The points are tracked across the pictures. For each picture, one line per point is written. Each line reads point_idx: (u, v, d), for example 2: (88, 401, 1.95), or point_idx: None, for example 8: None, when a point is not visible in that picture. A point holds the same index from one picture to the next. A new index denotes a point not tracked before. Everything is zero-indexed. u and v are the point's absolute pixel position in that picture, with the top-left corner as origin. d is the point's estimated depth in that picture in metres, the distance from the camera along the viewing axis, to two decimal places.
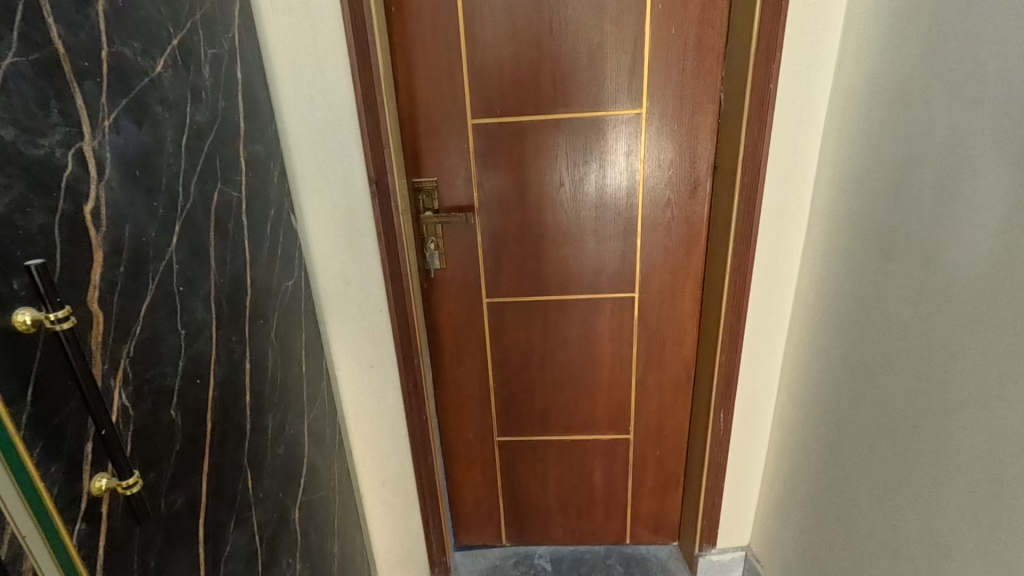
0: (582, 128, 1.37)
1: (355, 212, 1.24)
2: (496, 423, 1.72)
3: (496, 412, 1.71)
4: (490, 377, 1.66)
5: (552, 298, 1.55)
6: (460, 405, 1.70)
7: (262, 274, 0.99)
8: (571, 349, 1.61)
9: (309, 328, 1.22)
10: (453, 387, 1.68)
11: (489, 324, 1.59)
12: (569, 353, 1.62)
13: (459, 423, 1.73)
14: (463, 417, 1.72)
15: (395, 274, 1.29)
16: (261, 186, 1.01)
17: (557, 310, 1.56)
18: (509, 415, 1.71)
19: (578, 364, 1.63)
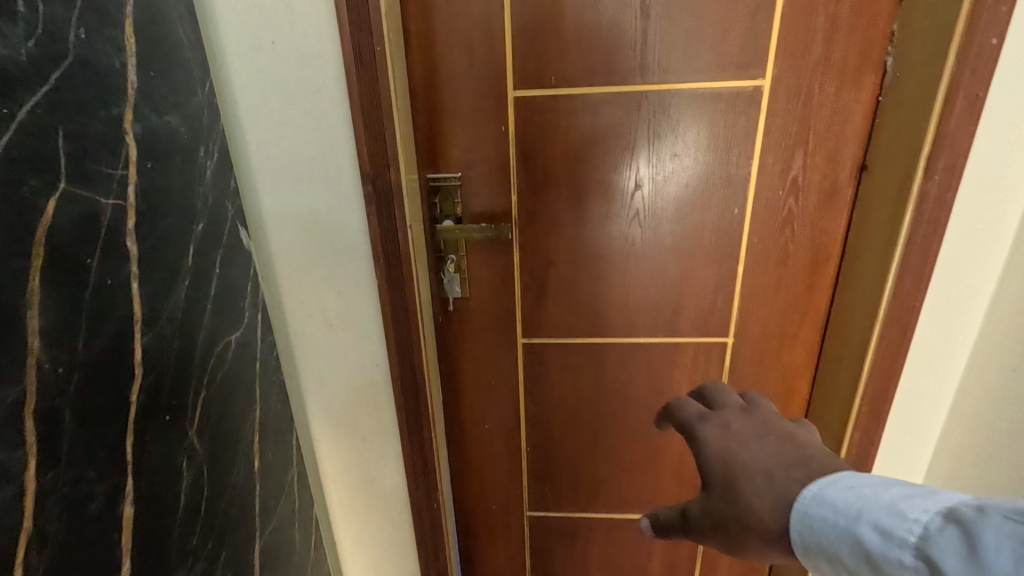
0: (671, 109, 0.95)
1: (342, 226, 0.83)
2: (527, 494, 1.32)
3: (529, 482, 1.31)
4: (523, 439, 1.26)
5: (610, 341, 1.13)
6: (483, 472, 1.30)
7: (170, 340, 0.58)
8: (632, 407, 1.20)
9: (267, 395, 0.82)
10: (474, 450, 1.27)
11: (524, 372, 1.18)
12: (628, 412, 1.21)
13: (478, 493, 1.33)
14: (486, 486, 1.32)
15: (400, 314, 0.89)
16: (175, 189, 0.60)
17: (616, 358, 1.15)
18: (545, 485, 1.31)
19: (640, 426, 1.22)
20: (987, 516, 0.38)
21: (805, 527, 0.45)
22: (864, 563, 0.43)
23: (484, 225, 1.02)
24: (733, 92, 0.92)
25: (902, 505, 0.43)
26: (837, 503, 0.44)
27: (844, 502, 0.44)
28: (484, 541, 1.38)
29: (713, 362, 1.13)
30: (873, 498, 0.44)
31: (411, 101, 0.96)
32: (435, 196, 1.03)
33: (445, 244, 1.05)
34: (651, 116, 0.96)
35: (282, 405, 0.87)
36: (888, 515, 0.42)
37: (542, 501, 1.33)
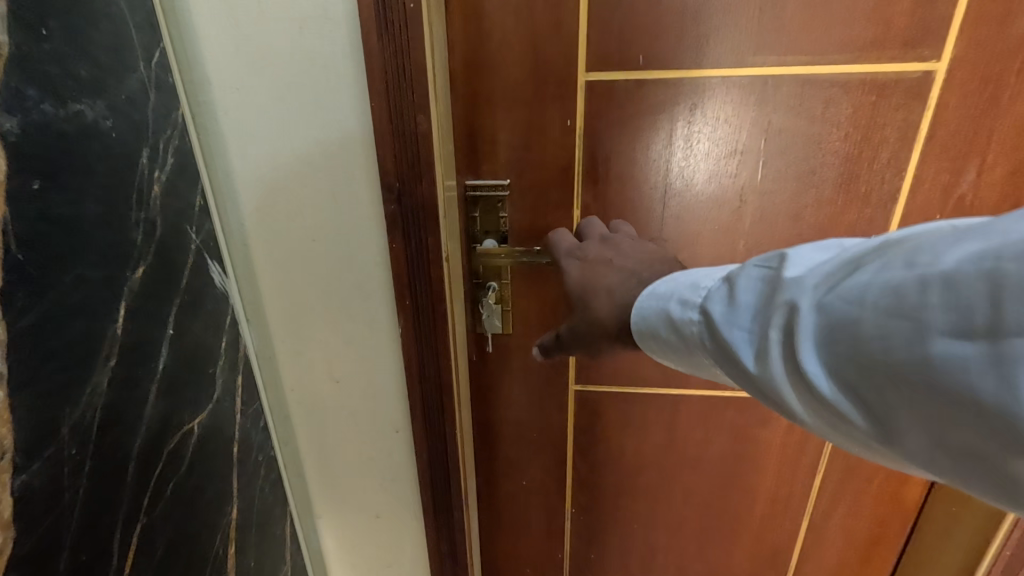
0: (800, 102, 0.70)
1: (355, 256, 0.61)
2: (568, 558, 1.08)
3: (573, 552, 1.08)
4: (570, 502, 1.03)
5: (687, 391, 0.91)
6: (518, 539, 1.07)
7: (75, 467, 0.37)
8: (706, 471, 0.97)
9: (251, 487, 0.60)
10: (509, 514, 1.05)
11: (574, 419, 0.95)
12: (700, 476, 0.98)
13: (509, 556, 1.09)
14: (521, 555, 1.09)
15: (428, 373, 0.66)
16: (89, 223, 0.38)
17: (692, 412, 0.92)
18: (590, 553, 1.07)
19: (713, 493, 1.00)
20: (746, 268, 0.39)
21: (637, 320, 0.46)
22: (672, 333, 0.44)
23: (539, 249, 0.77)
24: (892, 80, 0.67)
25: (693, 277, 0.45)
26: (657, 292, 0.46)
27: (665, 290, 0.45)
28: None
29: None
30: (679, 278, 0.46)
31: (448, 84, 0.72)
32: (473, 207, 0.78)
33: (486, 269, 0.81)
34: (771, 112, 0.70)
35: (273, 491, 0.65)
36: (681, 286, 0.45)
37: (585, 568, 1.09)
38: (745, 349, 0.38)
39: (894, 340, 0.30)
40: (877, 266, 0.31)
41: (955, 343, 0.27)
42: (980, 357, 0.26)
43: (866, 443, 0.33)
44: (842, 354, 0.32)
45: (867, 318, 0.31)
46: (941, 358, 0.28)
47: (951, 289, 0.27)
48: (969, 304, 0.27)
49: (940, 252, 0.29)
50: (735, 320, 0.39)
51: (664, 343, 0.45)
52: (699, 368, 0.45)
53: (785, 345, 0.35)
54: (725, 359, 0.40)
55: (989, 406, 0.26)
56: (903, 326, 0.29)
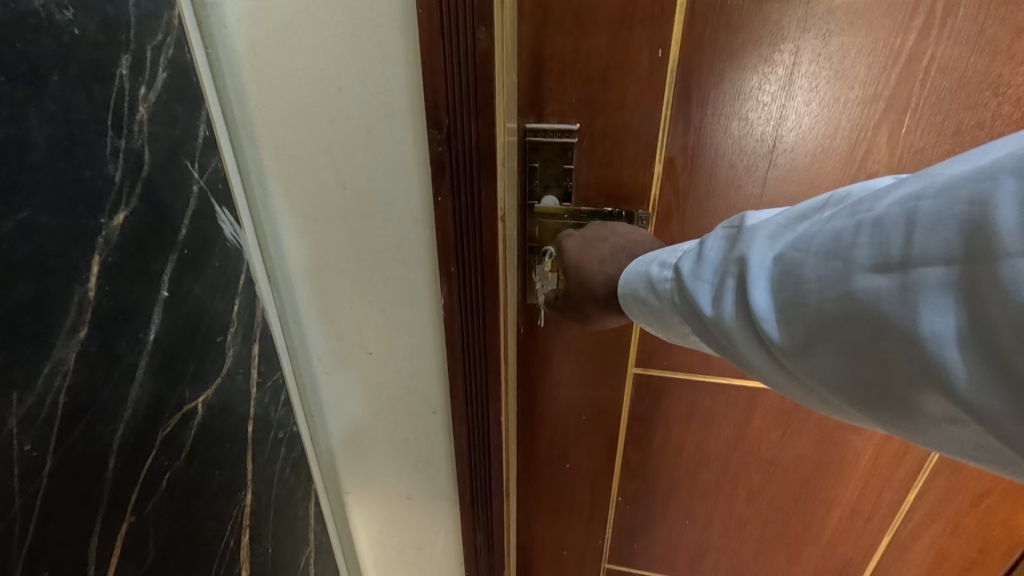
0: (981, 30, 0.52)
1: (391, 210, 0.50)
2: (609, 546, 1.00)
3: (615, 543, 0.99)
4: (616, 493, 0.93)
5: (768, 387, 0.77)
6: (556, 526, 0.99)
7: (30, 470, 0.29)
8: (777, 475, 0.85)
9: (269, 470, 0.53)
10: (548, 500, 0.96)
11: (630, 407, 0.83)
12: (770, 479, 0.86)
13: (545, 542, 1.01)
14: (559, 541, 1.01)
15: (473, 352, 0.56)
16: (38, 153, 0.28)
17: (770, 411, 0.79)
18: (633, 542, 0.99)
19: (782, 498, 0.88)
20: (712, 231, 0.40)
21: (623, 286, 0.49)
22: (650, 293, 0.45)
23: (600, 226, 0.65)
24: None
25: (677, 245, 0.45)
26: (643, 260, 0.48)
27: (648, 257, 0.47)
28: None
29: None
30: (665, 248, 0.47)
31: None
32: (533, 157, 0.65)
33: (544, 232, 0.68)
34: (935, 44, 0.53)
35: (295, 473, 0.58)
36: (665, 252, 0.45)
37: (626, 558, 1.01)
38: (703, 294, 0.37)
39: (822, 278, 0.29)
40: (822, 215, 0.31)
41: (873, 275, 0.26)
42: (894, 288, 0.26)
43: (803, 386, 0.33)
44: (783, 296, 0.31)
45: (804, 259, 0.30)
46: (863, 292, 0.27)
47: (874, 224, 0.27)
48: (884, 236, 0.26)
49: (879, 196, 0.28)
50: (699, 274, 0.38)
51: (644, 301, 0.46)
52: (673, 330, 0.45)
53: (736, 292, 0.35)
54: (688, 308, 0.40)
55: (897, 328, 0.26)
56: (832, 267, 0.29)
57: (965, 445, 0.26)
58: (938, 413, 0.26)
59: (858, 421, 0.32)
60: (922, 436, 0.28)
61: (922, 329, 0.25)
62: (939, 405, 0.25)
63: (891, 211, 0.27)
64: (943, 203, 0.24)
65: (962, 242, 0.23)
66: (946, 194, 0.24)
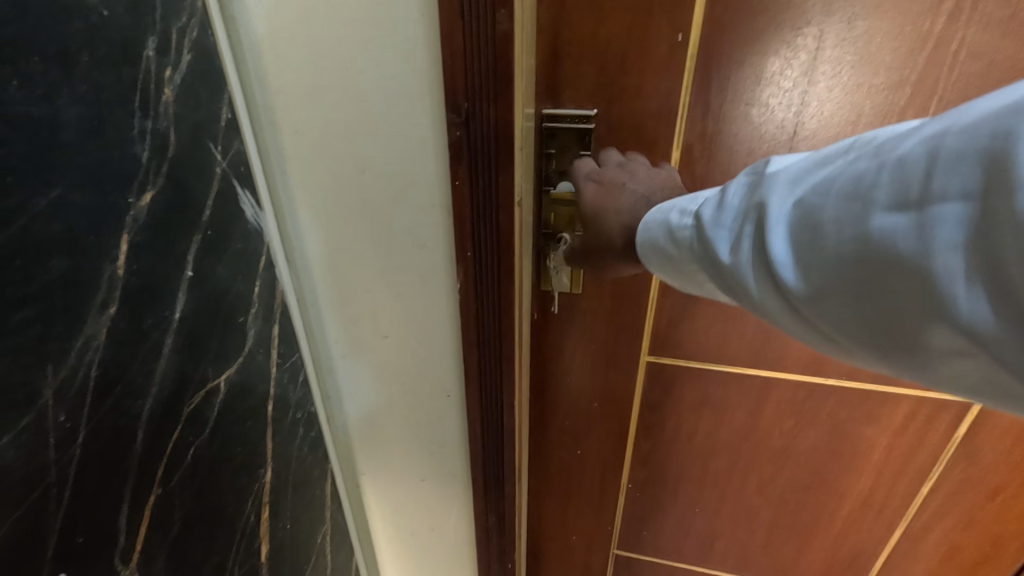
0: (1013, 14, 0.50)
1: (408, 193, 0.51)
2: (618, 532, 1.01)
3: (625, 529, 1.00)
4: (626, 481, 0.94)
5: (783, 377, 0.77)
6: (565, 513, 1.00)
7: (65, 440, 0.31)
8: (789, 465, 0.85)
9: (288, 448, 0.54)
10: (559, 485, 0.97)
11: (642, 395, 0.83)
12: (781, 469, 0.86)
13: (555, 527, 1.02)
14: (568, 527, 1.02)
15: (488, 336, 0.57)
16: (69, 132, 0.29)
17: (783, 401, 0.79)
18: (642, 529, 1.00)
19: (793, 488, 0.88)
20: (737, 180, 0.38)
21: (641, 233, 0.49)
22: (671, 243, 0.44)
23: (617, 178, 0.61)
24: None
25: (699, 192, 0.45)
26: (664, 207, 0.47)
27: (668, 206, 0.46)
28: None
29: (935, 426, 0.76)
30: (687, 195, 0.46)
31: None
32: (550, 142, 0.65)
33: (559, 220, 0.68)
34: (965, 28, 0.51)
35: (313, 451, 0.59)
36: (686, 199, 0.45)
37: (635, 544, 1.02)
38: (726, 241, 0.36)
39: (840, 221, 0.28)
40: (848, 158, 0.30)
41: (892, 215, 0.26)
42: (912, 226, 0.25)
43: (819, 333, 0.32)
44: (800, 239, 0.30)
45: (824, 204, 0.29)
46: (879, 233, 0.26)
47: (898, 163, 0.26)
48: (905, 175, 0.25)
49: (904, 137, 0.27)
50: (721, 220, 0.37)
51: (669, 252, 0.45)
52: (696, 283, 0.44)
53: (758, 239, 0.34)
54: (712, 260, 0.39)
55: (907, 268, 0.25)
56: (850, 207, 0.28)
57: (973, 379, 0.26)
58: (948, 352, 0.25)
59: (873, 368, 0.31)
60: (931, 372, 0.27)
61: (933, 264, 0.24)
62: (945, 339, 0.25)
63: (917, 150, 0.25)
64: (966, 137, 0.23)
65: (974, 177, 0.23)
66: (974, 127, 0.23)
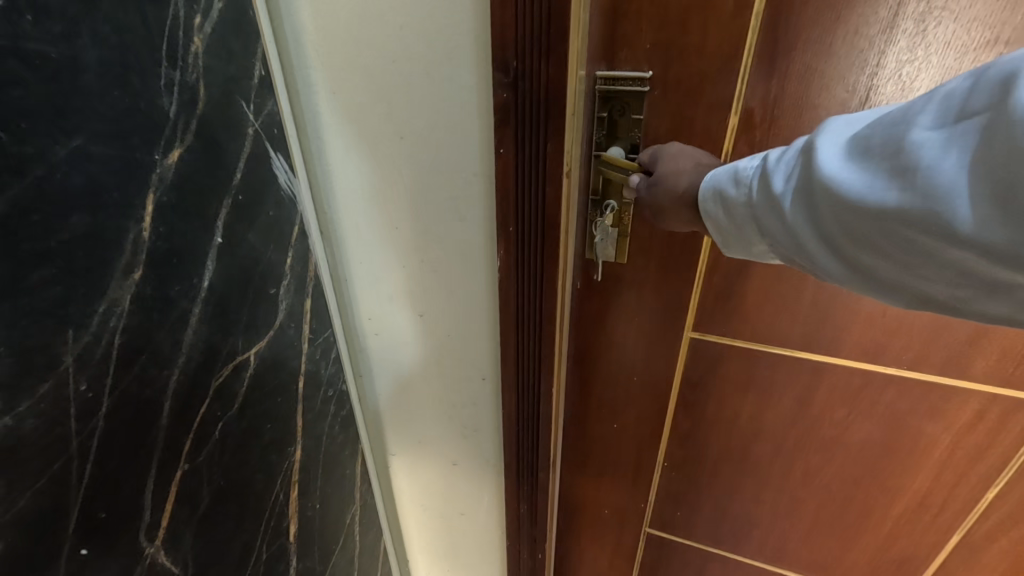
0: None
1: (450, 164, 0.47)
2: (653, 510, 0.97)
3: (654, 510, 0.97)
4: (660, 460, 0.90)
5: (840, 364, 0.71)
6: (597, 489, 0.97)
7: (86, 411, 0.29)
8: (838, 457, 0.80)
9: (318, 427, 0.53)
10: (590, 462, 0.94)
11: (683, 373, 0.79)
12: (829, 462, 0.81)
13: (585, 508, 1.01)
14: (600, 501, 0.99)
15: (527, 318, 0.53)
16: (90, 78, 0.27)
17: (836, 389, 0.73)
18: (677, 509, 0.96)
19: (841, 484, 0.83)
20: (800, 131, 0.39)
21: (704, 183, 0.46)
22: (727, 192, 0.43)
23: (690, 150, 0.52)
24: None
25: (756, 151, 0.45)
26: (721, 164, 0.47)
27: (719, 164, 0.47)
28: (585, 561, 1.09)
29: (1005, 431, 0.70)
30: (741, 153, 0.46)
31: None
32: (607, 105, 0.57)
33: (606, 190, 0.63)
34: None
35: (343, 430, 0.58)
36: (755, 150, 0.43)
37: (669, 523, 0.98)
38: (778, 175, 0.37)
39: (881, 139, 0.31)
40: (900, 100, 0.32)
41: (928, 129, 0.28)
42: (938, 139, 0.28)
43: (834, 252, 0.35)
44: (844, 158, 0.33)
45: (870, 132, 0.32)
46: (909, 144, 0.29)
47: (945, 91, 0.29)
48: (948, 97, 0.28)
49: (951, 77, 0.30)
50: (780, 159, 0.38)
51: (721, 200, 0.43)
52: (735, 232, 0.43)
53: (803, 171, 0.35)
54: (755, 199, 0.40)
55: (924, 171, 0.28)
56: (892, 128, 0.30)
57: (959, 279, 0.29)
58: (951, 257, 0.29)
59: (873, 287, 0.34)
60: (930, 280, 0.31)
61: (947, 165, 0.27)
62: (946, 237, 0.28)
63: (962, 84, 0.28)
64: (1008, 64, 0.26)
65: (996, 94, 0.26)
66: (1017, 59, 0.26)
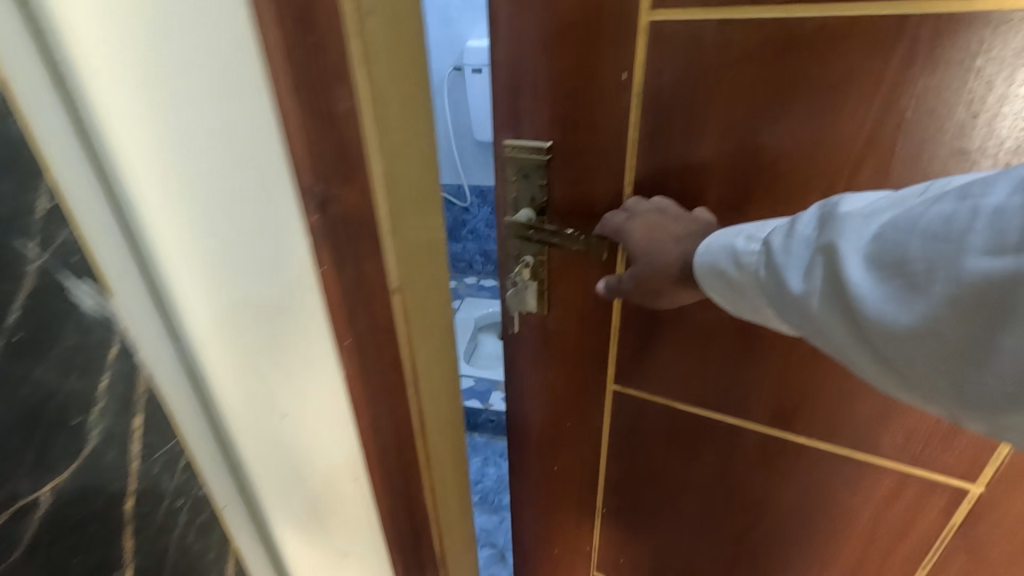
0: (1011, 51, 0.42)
1: (279, 276, 0.45)
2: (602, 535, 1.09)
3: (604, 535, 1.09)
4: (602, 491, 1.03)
5: (738, 420, 0.80)
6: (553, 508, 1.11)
7: None
8: (759, 506, 0.87)
9: (157, 542, 0.54)
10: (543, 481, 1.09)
11: (613, 420, 0.92)
12: (752, 509, 0.88)
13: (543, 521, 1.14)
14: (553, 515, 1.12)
15: (383, 425, 0.51)
16: None
17: (751, 449, 0.81)
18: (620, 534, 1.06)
19: (768, 534, 0.88)
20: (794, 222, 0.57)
21: (701, 256, 0.64)
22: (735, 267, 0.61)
23: (645, 219, 0.69)
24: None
25: (755, 225, 0.62)
26: (720, 237, 0.64)
27: (730, 241, 0.62)
28: (545, 572, 1.23)
29: (922, 507, 0.73)
30: (742, 228, 0.63)
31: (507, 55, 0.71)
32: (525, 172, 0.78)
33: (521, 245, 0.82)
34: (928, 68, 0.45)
35: (201, 537, 0.58)
36: (750, 228, 0.61)
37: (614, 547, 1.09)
38: (796, 269, 0.55)
39: (928, 257, 0.44)
40: (923, 208, 0.46)
41: (973, 256, 0.41)
42: (984, 262, 0.41)
43: (865, 332, 0.49)
44: (883, 266, 0.47)
45: (906, 245, 0.46)
46: (966, 268, 0.41)
47: (981, 215, 0.41)
48: (997, 232, 0.40)
49: (982, 197, 0.42)
50: (791, 251, 0.55)
51: (727, 275, 0.62)
52: (745, 301, 0.62)
53: (833, 271, 0.51)
54: (773, 281, 0.57)
55: (1002, 294, 0.40)
56: (939, 245, 0.43)
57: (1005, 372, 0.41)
58: (976, 349, 0.42)
59: (998, 415, 0.42)
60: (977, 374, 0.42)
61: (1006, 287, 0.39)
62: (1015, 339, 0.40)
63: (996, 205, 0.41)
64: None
65: None
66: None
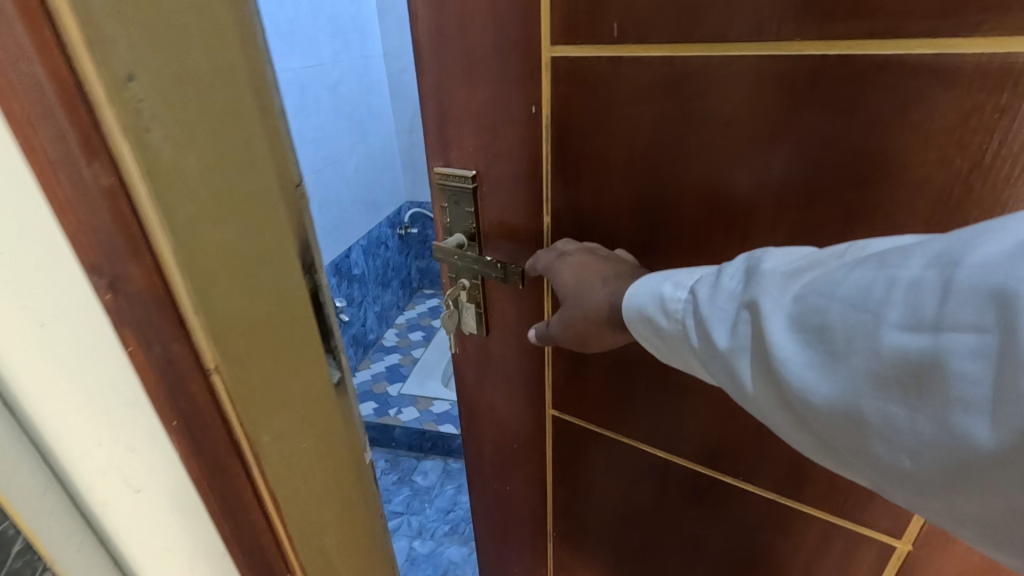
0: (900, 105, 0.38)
1: (97, 354, 0.41)
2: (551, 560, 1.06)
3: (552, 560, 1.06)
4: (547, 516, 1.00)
5: (669, 457, 0.75)
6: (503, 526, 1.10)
7: None
8: (695, 546, 0.83)
9: None
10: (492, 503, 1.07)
11: (552, 448, 0.88)
12: (690, 551, 0.84)
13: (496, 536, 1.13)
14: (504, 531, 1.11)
15: (230, 508, 0.47)
16: None
17: (683, 489, 0.77)
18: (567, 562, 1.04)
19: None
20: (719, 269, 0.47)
21: (628, 302, 0.55)
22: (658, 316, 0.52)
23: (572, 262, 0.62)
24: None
25: (678, 271, 0.52)
26: (644, 284, 0.54)
27: (652, 286, 0.53)
28: None
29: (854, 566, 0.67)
30: (662, 274, 0.54)
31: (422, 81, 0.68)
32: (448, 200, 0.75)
33: (454, 269, 0.79)
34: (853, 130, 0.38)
35: None
36: (676, 274, 0.52)
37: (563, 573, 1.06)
38: (717, 325, 0.45)
39: (852, 328, 0.35)
40: (848, 268, 0.37)
41: (899, 332, 0.33)
42: (914, 341, 0.32)
43: (788, 407, 0.40)
44: (806, 332, 0.38)
45: (829, 309, 0.37)
46: (890, 346, 0.33)
47: (911, 280, 0.33)
48: (921, 306, 0.32)
49: (906, 259, 0.34)
50: (715, 303, 0.45)
51: (654, 323, 0.52)
52: (669, 354, 0.53)
53: (752, 331, 0.42)
54: (693, 336, 0.48)
55: (942, 382, 0.31)
56: (862, 316, 0.35)
57: (940, 471, 0.32)
58: (916, 445, 0.33)
59: (937, 498, 0.34)
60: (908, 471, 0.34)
61: (951, 374, 0.30)
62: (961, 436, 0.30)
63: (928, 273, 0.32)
64: (974, 276, 0.30)
65: (992, 318, 0.28)
66: (976, 272, 0.30)
